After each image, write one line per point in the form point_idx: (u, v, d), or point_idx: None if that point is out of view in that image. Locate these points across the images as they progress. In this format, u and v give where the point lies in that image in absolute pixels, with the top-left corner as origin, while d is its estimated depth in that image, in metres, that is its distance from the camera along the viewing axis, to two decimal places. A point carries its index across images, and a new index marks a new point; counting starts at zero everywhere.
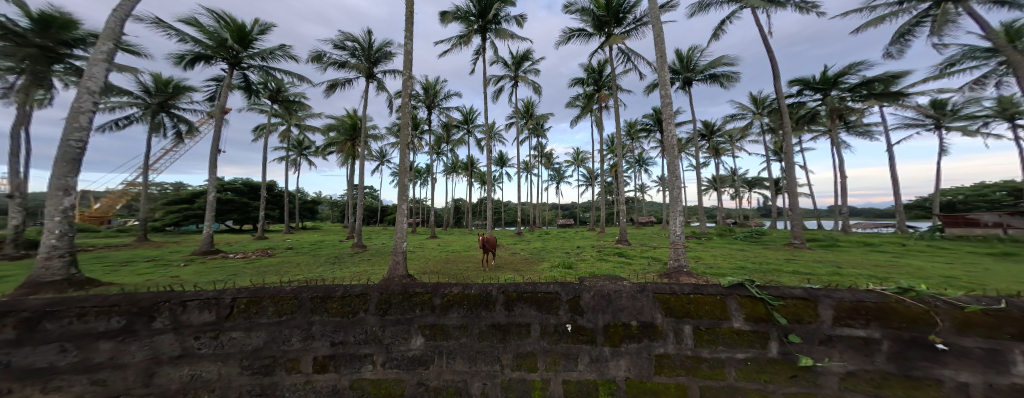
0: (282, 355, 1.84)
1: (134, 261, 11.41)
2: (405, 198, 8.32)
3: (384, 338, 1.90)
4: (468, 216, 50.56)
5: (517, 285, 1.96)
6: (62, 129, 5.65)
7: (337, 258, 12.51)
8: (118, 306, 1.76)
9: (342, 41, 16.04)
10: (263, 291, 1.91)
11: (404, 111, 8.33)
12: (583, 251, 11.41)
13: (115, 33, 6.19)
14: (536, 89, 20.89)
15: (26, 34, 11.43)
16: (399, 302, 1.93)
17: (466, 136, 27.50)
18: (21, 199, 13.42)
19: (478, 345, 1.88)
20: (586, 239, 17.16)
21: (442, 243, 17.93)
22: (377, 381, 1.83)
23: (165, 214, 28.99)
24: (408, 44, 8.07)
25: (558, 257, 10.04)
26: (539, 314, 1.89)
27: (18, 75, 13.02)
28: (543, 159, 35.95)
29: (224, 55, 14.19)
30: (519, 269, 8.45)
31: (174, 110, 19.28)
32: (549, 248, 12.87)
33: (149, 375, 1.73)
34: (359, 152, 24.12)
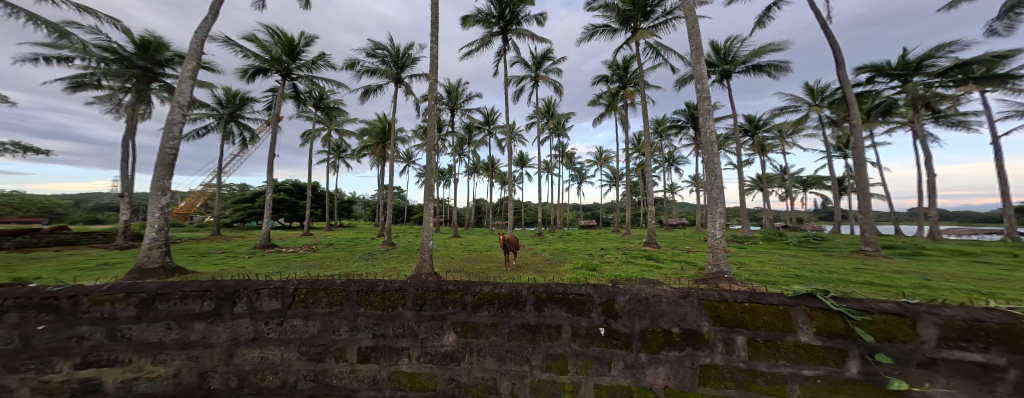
0: (332, 343, 2.00)
1: (210, 252, 13.09)
2: (431, 198, 8.62)
3: (419, 333, 1.98)
4: (489, 216, 51.06)
5: (548, 286, 1.94)
6: (160, 138, 6.61)
7: (371, 254, 13.30)
8: (208, 292, 2.00)
9: (373, 49, 17.01)
10: (319, 283, 2.08)
11: (430, 113, 8.65)
12: (608, 253, 11.02)
13: (198, 53, 7.13)
14: (558, 88, 20.52)
15: (131, 57, 13.58)
16: (434, 299, 1.99)
17: (486, 137, 27.82)
18: (129, 198, 16.00)
19: (507, 344, 1.89)
20: (613, 241, 16.50)
21: (466, 243, 18.28)
22: (412, 374, 1.93)
23: (235, 212, 33.04)
24: (432, 49, 8.34)
25: (581, 259, 9.75)
26: (572, 315, 1.85)
27: (127, 93, 15.45)
28: (565, 159, 35.30)
29: (277, 68, 15.72)
30: (542, 270, 8.32)
31: (241, 119, 21.79)
32: (572, 249, 12.61)
33: (230, 354, 1.97)
34: (390, 155, 25.45)
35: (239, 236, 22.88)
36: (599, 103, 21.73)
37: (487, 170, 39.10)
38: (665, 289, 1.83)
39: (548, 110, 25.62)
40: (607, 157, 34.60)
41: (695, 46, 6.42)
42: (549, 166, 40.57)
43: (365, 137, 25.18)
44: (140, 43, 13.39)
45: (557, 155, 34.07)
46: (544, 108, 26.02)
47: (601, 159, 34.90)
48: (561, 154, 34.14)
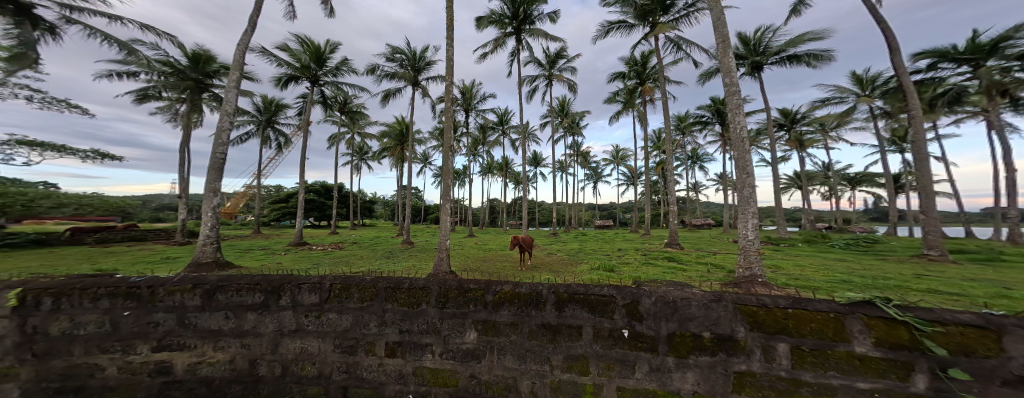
0: (362, 337, 2.10)
1: (253, 249, 14.16)
2: (448, 198, 8.78)
3: (442, 330, 2.04)
4: (504, 216, 51.03)
5: (569, 286, 1.91)
6: (213, 144, 7.22)
7: (391, 253, 13.77)
8: (259, 285, 2.15)
9: (392, 54, 17.56)
10: (351, 279, 2.18)
11: (447, 115, 8.82)
12: (625, 253, 10.71)
13: (240, 64, 7.71)
14: (572, 86, 20.13)
15: (186, 69, 14.90)
16: (456, 297, 2.02)
17: (500, 137, 27.89)
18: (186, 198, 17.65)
19: (528, 343, 1.91)
20: (631, 242, 15.95)
21: (481, 242, 18.36)
22: (436, 370, 2.01)
23: (271, 211, 35.40)
24: (447, 52, 8.48)
25: (598, 259, 9.47)
26: (595, 316, 1.83)
27: (183, 103, 17.00)
28: (580, 158, 34.59)
29: (306, 74, 16.64)
30: (558, 270, 8.17)
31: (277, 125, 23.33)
32: (588, 249, 12.37)
33: (276, 344, 2.12)
34: (408, 156, 26.15)
35: (276, 234, 24.51)
36: (616, 101, 21.06)
37: (501, 170, 39.09)
38: (695, 291, 1.76)
39: (562, 109, 25.23)
40: (624, 155, 33.48)
41: (721, 37, 6.10)
42: (564, 165, 39.91)
43: (385, 139, 26.02)
44: (194, 57, 14.71)
45: (573, 154, 33.46)
46: (557, 107, 25.58)
47: (620, 157, 33.81)
48: (578, 153, 33.48)
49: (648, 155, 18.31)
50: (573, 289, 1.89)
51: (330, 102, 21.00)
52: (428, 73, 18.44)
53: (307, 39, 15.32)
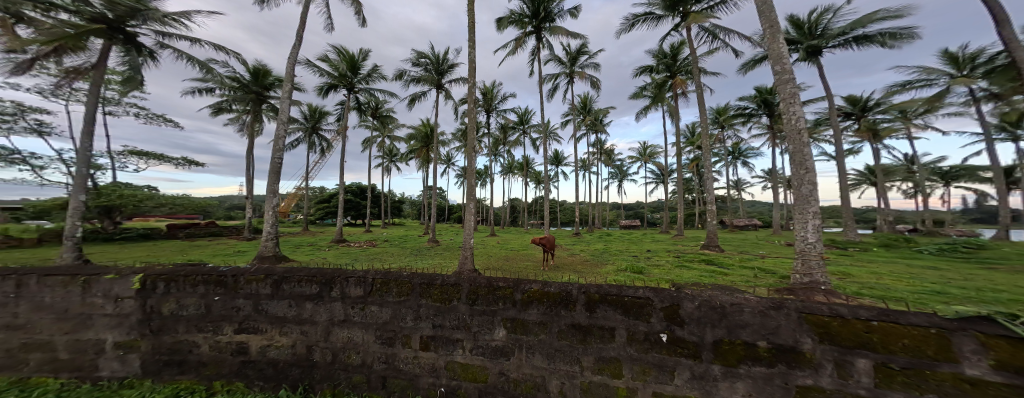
0: (399, 330, 2.22)
1: (306, 244, 15.52)
2: (471, 199, 8.95)
3: (472, 326, 2.11)
4: (525, 215, 50.64)
5: (599, 287, 1.88)
6: (272, 149, 8.02)
7: (418, 250, 14.30)
8: (315, 277, 2.35)
9: (417, 58, 18.16)
10: (390, 275, 2.30)
11: (470, 117, 8.98)
12: (654, 255, 10.20)
13: (291, 76, 8.46)
14: (594, 83, 19.41)
15: (250, 84, 16.71)
16: (485, 295, 2.07)
17: (521, 137, 27.76)
18: (251, 199, 19.75)
19: (557, 343, 1.93)
20: (661, 243, 15.08)
21: (503, 242, 18.37)
22: (466, 365, 2.10)
23: (315, 210, 38.37)
24: (470, 55, 8.64)
25: (625, 260, 9.05)
26: (631, 319, 1.78)
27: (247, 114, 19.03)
28: (604, 156, 33.39)
29: (343, 82, 17.82)
30: (582, 271, 7.89)
31: (320, 131, 25.26)
32: (612, 250, 11.96)
33: (328, 332, 2.31)
34: (434, 158, 26.97)
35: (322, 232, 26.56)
36: (643, 96, 20.02)
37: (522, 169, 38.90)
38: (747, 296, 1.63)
39: (584, 106, 24.52)
40: (653, 152, 31.73)
41: (766, 21, 5.60)
42: (587, 164, 38.83)
43: (411, 141, 26.99)
44: (255, 72, 16.38)
45: (595, 152, 32.42)
46: (579, 105, 24.92)
47: (649, 154, 32.08)
48: (603, 151, 32.33)
49: (681, 152, 17.24)
50: (608, 289, 1.84)
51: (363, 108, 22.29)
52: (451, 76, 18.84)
53: (343, 49, 16.41)
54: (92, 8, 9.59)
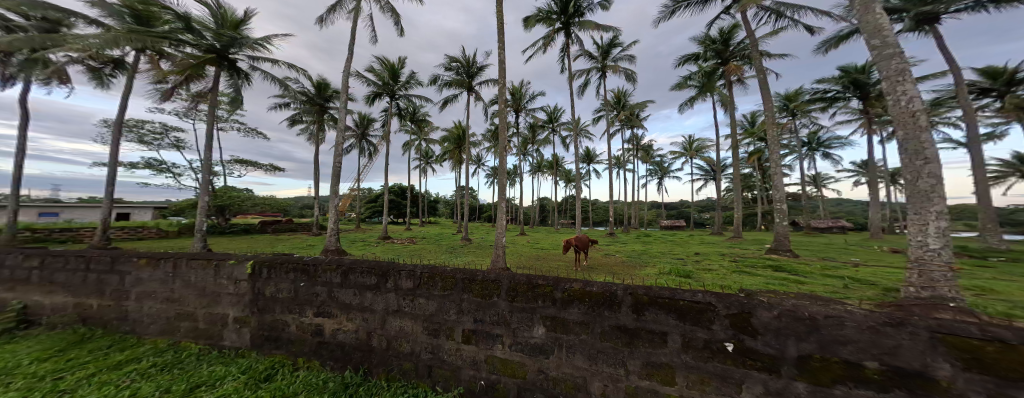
0: (444, 322, 2.54)
1: (363, 240, 16.90)
2: (503, 198, 9.06)
3: (512, 323, 2.35)
4: (555, 214, 49.65)
5: (649, 289, 2.00)
6: (334, 155, 8.88)
7: (453, 248, 14.82)
8: (376, 269, 2.72)
9: (450, 62, 18.72)
10: (436, 269, 2.58)
11: (501, 117, 9.08)
12: (704, 258, 9.49)
13: (345, 87, 9.23)
14: (630, 75, 18.32)
15: (315, 98, 18.65)
16: (525, 292, 2.31)
17: (551, 135, 27.29)
18: (318, 199, 22.02)
19: (599, 344, 2.12)
20: (709, 245, 13.86)
21: (534, 241, 18.23)
22: (505, 360, 2.35)
23: (363, 208, 41.53)
24: (500, 56, 8.73)
25: (667, 264, 8.40)
26: (693, 324, 1.87)
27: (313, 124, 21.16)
28: (642, 152, 31.52)
29: (386, 90, 19.04)
30: (618, 273, 7.46)
31: (368, 136, 27.26)
32: (652, 251, 11.36)
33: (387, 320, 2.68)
34: (466, 159, 27.58)
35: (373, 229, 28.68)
36: (689, 86, 18.51)
37: (553, 168, 38.23)
38: (854, 309, 1.55)
39: (619, 101, 23.33)
40: (700, 146, 29.11)
41: None
42: (622, 161, 37.00)
43: (444, 143, 27.90)
44: (317, 86, 18.22)
45: (629, 148, 30.78)
46: (613, 100, 23.80)
47: (696, 148, 29.38)
48: (639, 147, 30.48)
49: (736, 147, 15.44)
50: (665, 291, 1.96)
51: (403, 113, 23.55)
52: (481, 77, 19.08)
53: (383, 59, 17.55)
54: (207, 41, 11.56)
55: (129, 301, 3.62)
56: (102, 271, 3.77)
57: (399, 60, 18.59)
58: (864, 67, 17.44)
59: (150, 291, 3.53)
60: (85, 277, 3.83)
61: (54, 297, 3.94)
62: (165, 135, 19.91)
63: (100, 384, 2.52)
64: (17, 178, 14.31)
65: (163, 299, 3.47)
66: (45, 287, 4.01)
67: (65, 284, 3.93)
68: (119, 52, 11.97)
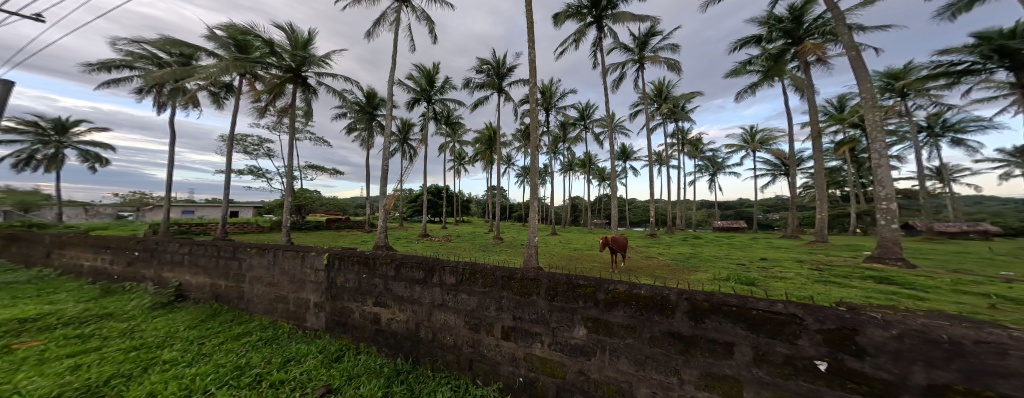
0: (484, 318, 2.84)
1: (410, 238, 17.67)
2: (535, 198, 8.97)
3: (552, 322, 2.53)
4: (588, 213, 48.22)
5: (710, 296, 1.92)
6: (382, 158, 9.39)
7: (487, 246, 15.01)
8: (426, 265, 3.15)
9: (481, 65, 18.98)
10: (477, 267, 2.92)
11: (532, 116, 8.98)
12: (768, 262, 8.57)
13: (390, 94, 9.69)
14: (672, 65, 17.15)
15: (365, 107, 19.98)
16: (565, 291, 2.46)
17: (583, 133, 26.51)
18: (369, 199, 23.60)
19: (648, 350, 2.13)
20: (777, 249, 12.19)
21: (566, 242, 17.84)
22: (545, 359, 2.53)
23: (403, 207, 43.63)
24: (529, 55, 8.62)
25: (722, 269, 7.61)
26: (771, 338, 1.74)
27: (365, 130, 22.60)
28: (689, 147, 29.37)
29: (423, 96, 19.82)
30: (664, 276, 7.01)
31: (408, 139, 28.56)
32: (701, 254, 10.57)
33: (435, 313, 3.09)
34: (497, 159, 27.70)
35: (415, 228, 30.09)
36: (751, 72, 16.69)
37: (585, 166, 37.10)
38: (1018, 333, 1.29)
39: (659, 93, 22.02)
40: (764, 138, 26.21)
41: None
42: (664, 157, 34.88)
43: (476, 145, 28.32)
44: (367, 95, 19.56)
45: (672, 142, 28.84)
46: (653, 92, 22.48)
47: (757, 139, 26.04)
48: (686, 141, 28.44)
49: (818, 137, 13.28)
50: (745, 300, 1.81)
51: (439, 116, 24.32)
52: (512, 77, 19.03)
53: (420, 66, 18.27)
54: (287, 62, 13.13)
55: (244, 284, 4.54)
56: (228, 257, 4.73)
57: (433, 66, 19.20)
58: (1013, 31, 13.57)
59: (258, 275, 4.39)
60: (217, 260, 4.82)
61: (198, 277, 5.03)
62: (262, 146, 22.77)
63: (227, 351, 3.37)
64: (168, 182, 17.51)
65: (267, 283, 4.31)
66: (191, 269, 5.13)
67: (204, 267, 4.98)
68: (230, 78, 14.30)
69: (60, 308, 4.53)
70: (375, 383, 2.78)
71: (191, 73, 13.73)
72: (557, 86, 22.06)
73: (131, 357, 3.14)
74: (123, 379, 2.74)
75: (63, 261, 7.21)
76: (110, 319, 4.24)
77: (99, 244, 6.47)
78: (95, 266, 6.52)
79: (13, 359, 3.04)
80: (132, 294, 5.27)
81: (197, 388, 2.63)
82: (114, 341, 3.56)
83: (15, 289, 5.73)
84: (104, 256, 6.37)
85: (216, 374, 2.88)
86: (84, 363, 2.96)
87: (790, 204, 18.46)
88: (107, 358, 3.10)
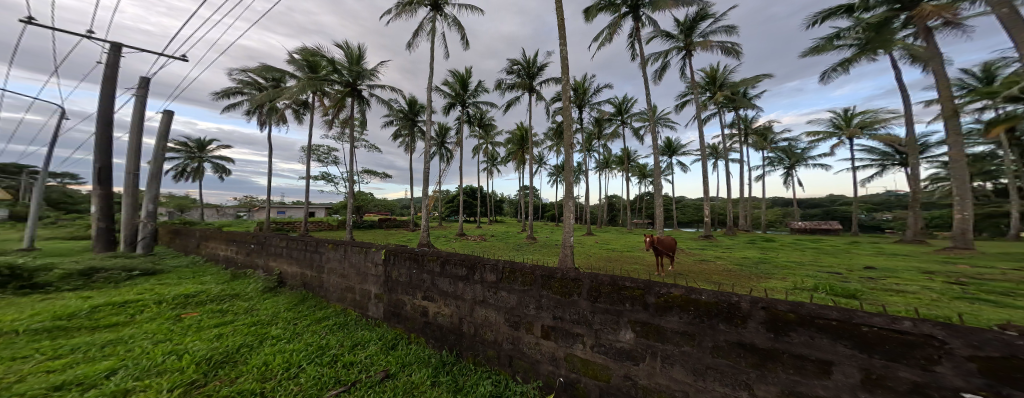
0: (525, 316, 2.77)
1: (451, 237, 18.08)
2: (570, 196, 8.69)
3: (595, 323, 2.37)
4: (628, 213, 45.97)
5: (794, 306, 1.60)
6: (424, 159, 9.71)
7: (520, 246, 14.93)
8: (467, 262, 3.17)
9: (511, 66, 18.96)
10: (516, 266, 2.85)
11: (565, 114, 8.70)
12: (856, 271, 7.27)
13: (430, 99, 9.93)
14: (728, 50, 15.58)
15: (406, 113, 21.11)
16: (610, 293, 2.29)
17: (620, 128, 25.31)
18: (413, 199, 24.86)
19: (710, 360, 1.87)
20: (875, 255, 10.20)
21: (602, 242, 17.09)
22: (587, 361, 2.38)
23: (442, 208, 45.26)
24: (561, 52, 8.36)
25: (806, 277, 6.61)
26: (891, 361, 1.36)
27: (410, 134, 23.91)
28: (753, 138, 26.29)
29: (458, 100, 20.37)
30: (723, 283, 6.30)
31: (445, 142, 29.57)
32: (769, 259, 9.36)
33: (475, 310, 3.10)
34: (529, 159, 27.52)
35: (457, 228, 31.11)
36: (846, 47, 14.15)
37: (623, 163, 35.28)
38: None
39: (712, 81, 20.19)
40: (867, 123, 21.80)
41: None
42: (718, 150, 31.90)
43: (508, 145, 28.38)
44: (409, 103, 20.68)
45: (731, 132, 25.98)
46: (705, 80, 20.65)
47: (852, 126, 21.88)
48: (751, 131, 25.39)
49: (947, 118, 10.69)
50: (851, 314, 1.46)
51: (473, 118, 24.83)
52: (542, 76, 18.73)
53: (453, 71, 18.78)
54: (347, 77, 14.32)
55: (323, 274, 5.00)
56: (312, 250, 5.23)
57: (466, 70, 19.62)
58: None
59: (334, 266, 4.79)
60: (305, 252, 5.35)
61: (292, 266, 5.66)
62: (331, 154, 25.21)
63: (312, 332, 3.71)
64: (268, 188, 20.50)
65: (339, 274, 4.70)
66: (287, 260, 5.78)
67: (296, 258, 5.58)
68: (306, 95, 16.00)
69: (206, 287, 5.51)
70: (425, 372, 2.85)
71: (279, 94, 15.84)
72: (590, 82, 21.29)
73: (251, 330, 3.68)
74: (247, 348, 3.25)
75: (206, 251, 8.58)
76: (237, 298, 5.03)
77: (229, 237, 7.65)
78: (228, 256, 7.60)
79: (183, 325, 3.84)
80: (250, 279, 6.14)
81: (293, 362, 2.95)
82: (236, 317, 4.19)
83: (178, 272, 7.12)
84: (230, 247, 7.51)
85: (306, 351, 3.19)
86: (224, 333, 3.59)
87: (911, 201, 14.97)
88: (235, 330, 3.69)
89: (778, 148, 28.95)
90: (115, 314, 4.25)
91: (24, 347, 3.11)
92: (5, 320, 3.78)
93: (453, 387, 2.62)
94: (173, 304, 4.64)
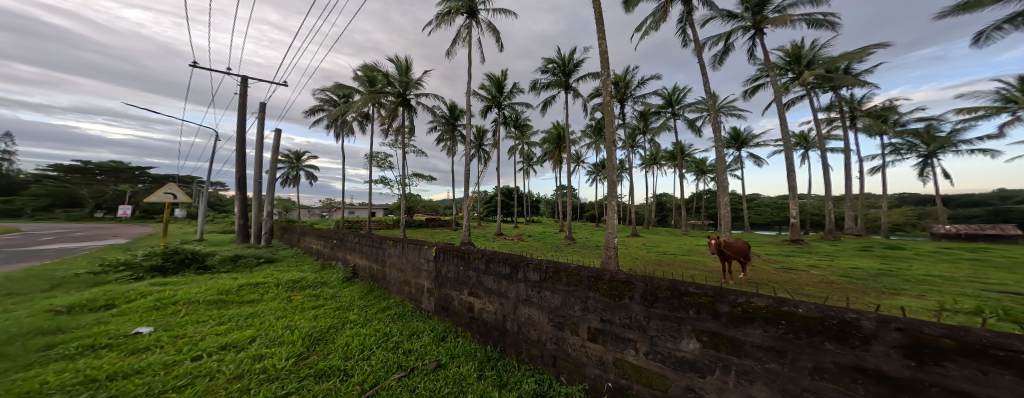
0: (570, 317, 2.74)
1: (490, 237, 18.34)
2: (613, 196, 8.38)
3: (650, 330, 2.25)
4: (678, 213, 42.81)
5: (938, 328, 1.25)
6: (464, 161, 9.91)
7: (559, 246, 14.81)
8: (509, 261, 3.23)
9: (546, 65, 18.80)
10: (560, 266, 2.84)
11: (604, 110, 8.41)
12: (987, 288, 5.86)
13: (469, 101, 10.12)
14: (817, 21, 13.76)
15: (448, 118, 22.04)
16: (668, 299, 2.15)
17: (670, 121, 23.76)
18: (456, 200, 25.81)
19: (804, 382, 1.60)
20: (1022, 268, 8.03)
21: (652, 243, 16.23)
22: (639, 367, 2.28)
23: (482, 208, 46.49)
24: (601, 46, 8.11)
25: (960, 297, 5.36)
26: None
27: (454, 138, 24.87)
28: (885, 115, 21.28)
29: (494, 103, 20.72)
30: (804, 293, 5.54)
31: (484, 143, 30.26)
32: (900, 272, 7.68)
33: (518, 308, 3.15)
34: (567, 157, 27.02)
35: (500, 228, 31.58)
36: None
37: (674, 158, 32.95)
38: None
39: (795, 59, 17.95)
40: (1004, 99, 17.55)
41: None
42: (809, 138, 27.85)
43: (545, 145, 28.09)
44: (450, 108, 21.54)
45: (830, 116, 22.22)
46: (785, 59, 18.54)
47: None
48: (860, 113, 21.34)
49: None
50: None
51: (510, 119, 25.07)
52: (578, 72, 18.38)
53: (488, 75, 19.19)
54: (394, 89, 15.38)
55: (387, 267, 5.39)
56: (377, 246, 5.69)
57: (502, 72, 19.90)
58: None
59: (395, 261, 5.15)
60: (372, 248, 5.84)
61: (363, 260, 6.23)
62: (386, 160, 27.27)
63: (378, 320, 4.04)
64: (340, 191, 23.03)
65: (398, 269, 5.05)
66: (359, 254, 6.36)
67: (365, 252, 6.11)
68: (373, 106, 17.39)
69: (306, 275, 6.30)
70: (472, 365, 2.95)
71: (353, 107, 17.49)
72: (633, 75, 20.37)
73: (335, 314, 4.13)
74: (332, 328, 3.66)
75: (303, 243, 9.89)
76: (326, 285, 5.66)
77: (318, 233, 8.66)
78: (318, 249, 8.59)
79: (293, 305, 4.46)
80: (333, 269, 6.86)
81: (366, 344, 3.25)
82: (325, 301, 4.72)
83: (283, 261, 8.27)
84: (320, 242, 8.52)
85: (375, 336, 3.49)
86: (315, 315, 4.10)
87: None
88: (324, 313, 4.17)
89: (905, 132, 23.45)
90: (249, 292, 5.12)
91: (203, 313, 4.03)
92: (191, 291, 4.90)
93: (498, 382, 2.70)
94: (288, 286, 5.42)
